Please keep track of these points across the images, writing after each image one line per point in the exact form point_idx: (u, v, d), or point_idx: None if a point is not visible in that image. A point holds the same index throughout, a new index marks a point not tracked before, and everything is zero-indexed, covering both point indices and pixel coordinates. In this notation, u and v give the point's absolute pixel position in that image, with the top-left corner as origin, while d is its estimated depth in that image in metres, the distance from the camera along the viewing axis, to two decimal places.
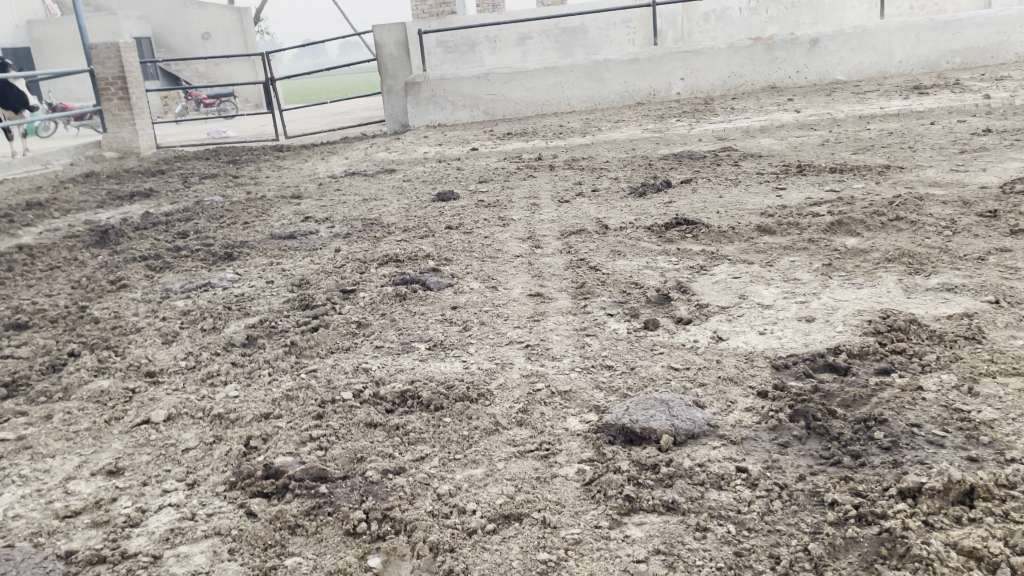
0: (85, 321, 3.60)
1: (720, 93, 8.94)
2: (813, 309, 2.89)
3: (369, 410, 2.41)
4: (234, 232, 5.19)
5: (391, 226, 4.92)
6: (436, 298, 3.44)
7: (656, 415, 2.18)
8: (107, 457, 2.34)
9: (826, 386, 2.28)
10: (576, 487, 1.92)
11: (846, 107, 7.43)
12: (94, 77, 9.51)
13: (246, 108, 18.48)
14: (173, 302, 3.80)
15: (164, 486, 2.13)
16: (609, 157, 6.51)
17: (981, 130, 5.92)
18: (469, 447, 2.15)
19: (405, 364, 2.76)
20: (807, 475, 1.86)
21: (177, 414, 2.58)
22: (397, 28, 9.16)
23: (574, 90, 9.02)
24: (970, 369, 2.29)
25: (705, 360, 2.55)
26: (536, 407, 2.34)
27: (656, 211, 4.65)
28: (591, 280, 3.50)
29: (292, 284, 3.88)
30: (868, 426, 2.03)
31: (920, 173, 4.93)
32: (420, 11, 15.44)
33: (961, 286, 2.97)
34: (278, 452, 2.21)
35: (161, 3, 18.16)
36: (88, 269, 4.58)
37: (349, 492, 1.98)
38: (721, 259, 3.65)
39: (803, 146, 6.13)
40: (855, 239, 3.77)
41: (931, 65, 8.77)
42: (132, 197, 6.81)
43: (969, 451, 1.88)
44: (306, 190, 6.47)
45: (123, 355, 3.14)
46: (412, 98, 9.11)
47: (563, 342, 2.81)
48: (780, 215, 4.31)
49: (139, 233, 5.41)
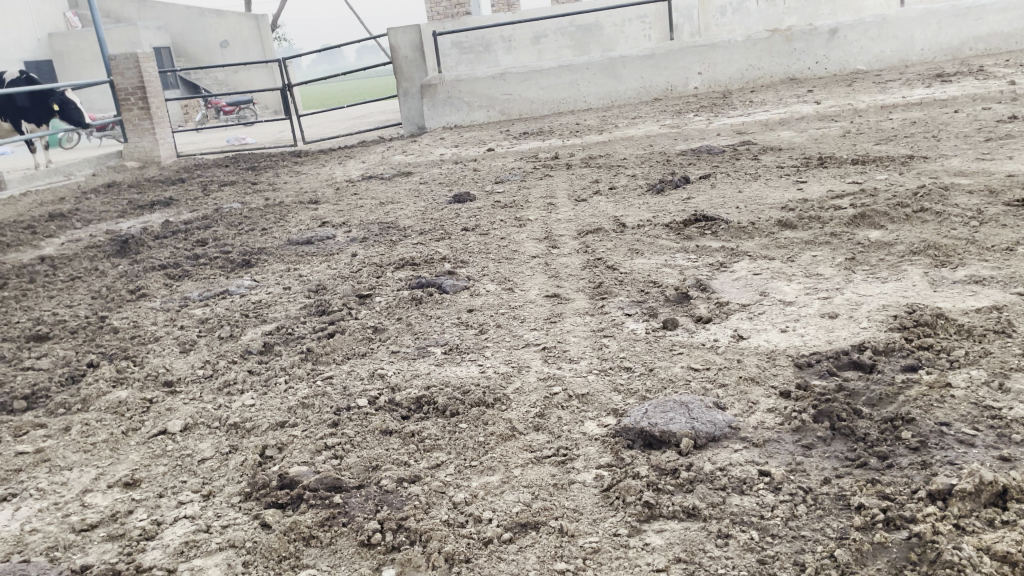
0: (105, 332, 3.61)
1: (739, 86, 8.84)
2: (837, 305, 2.83)
3: (384, 417, 2.38)
4: (252, 239, 5.20)
5: (408, 229, 4.90)
6: (452, 301, 3.41)
7: (676, 417, 2.13)
8: (123, 468, 2.33)
9: (851, 384, 2.22)
10: (594, 494, 1.88)
11: (868, 97, 7.31)
12: (114, 88, 9.59)
13: (265, 113, 18.59)
14: (191, 311, 3.81)
15: (179, 498, 2.11)
16: (626, 154, 6.45)
17: (1006, 117, 5.80)
18: (485, 454, 2.12)
19: (421, 368, 2.74)
20: (833, 478, 1.81)
21: (194, 424, 2.57)
22: (411, 31, 9.15)
23: (591, 87, 8.96)
24: (1000, 365, 2.22)
25: (725, 359, 2.49)
26: (553, 411, 2.30)
27: (675, 208, 4.59)
28: (609, 279, 3.45)
29: (309, 289, 3.87)
30: (895, 425, 1.97)
31: (944, 162, 4.83)
32: (436, 12, 15.44)
33: (989, 278, 2.89)
34: (293, 462, 2.19)
35: (180, 12, 18.33)
36: (108, 279, 4.61)
37: (364, 501, 1.95)
38: (741, 255, 3.59)
39: (824, 138, 6.04)
40: (878, 231, 3.69)
41: (953, 53, 8.63)
42: (152, 206, 6.85)
43: (1001, 451, 1.81)
44: (324, 195, 6.48)
45: (142, 365, 3.14)
46: (428, 99, 9.10)
47: (581, 344, 2.77)
48: (800, 208, 4.23)
49: (159, 241, 5.44)
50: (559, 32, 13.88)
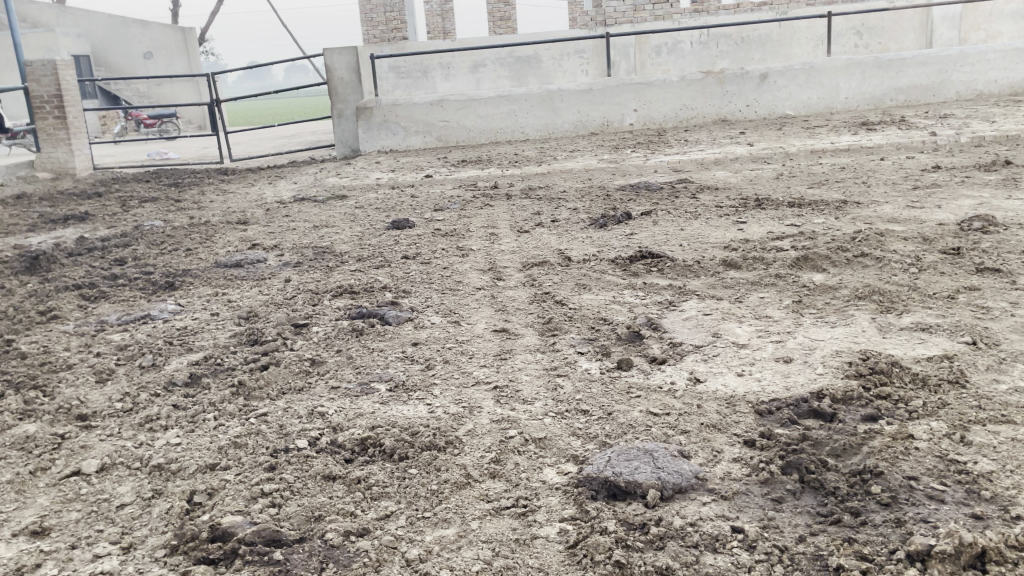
0: (11, 356, 3.31)
1: (672, 125, 8.96)
2: (790, 349, 2.80)
3: (326, 460, 2.21)
4: (176, 260, 4.91)
5: (344, 254, 4.72)
6: (395, 334, 3.25)
7: (641, 467, 2.04)
8: (30, 515, 2.09)
9: (814, 433, 2.16)
10: (559, 551, 1.76)
11: (798, 141, 7.50)
12: (28, 95, 9.08)
13: (189, 128, 18.03)
14: (109, 336, 3.54)
15: (95, 550, 1.89)
16: (565, 186, 6.41)
17: (930, 166, 6.02)
18: (439, 504, 1.98)
19: (365, 407, 2.57)
20: (808, 536, 1.74)
21: (112, 464, 2.34)
22: (348, 52, 8.97)
23: (529, 119, 8.97)
24: (959, 417, 2.21)
25: (684, 404, 2.42)
26: (510, 457, 2.18)
27: (619, 243, 4.57)
28: (558, 315, 3.36)
29: (239, 316, 3.65)
30: (865, 479, 1.92)
31: (877, 209, 4.93)
32: (371, 35, 15.25)
33: (935, 326, 2.92)
34: (226, 509, 2.00)
35: (102, 21, 17.68)
36: (15, 299, 4.27)
37: (308, 558, 1.78)
38: (689, 294, 3.55)
39: (758, 180, 6.14)
40: (822, 275, 3.72)
41: (876, 102, 8.97)
42: (66, 221, 6.45)
43: (972, 508, 1.78)
44: (253, 215, 6.23)
45: (53, 396, 2.88)
46: (363, 122, 8.93)
47: (534, 383, 2.66)
48: (743, 249, 4.24)
49: (72, 260, 5.09)
50: (497, 63, 13.96)
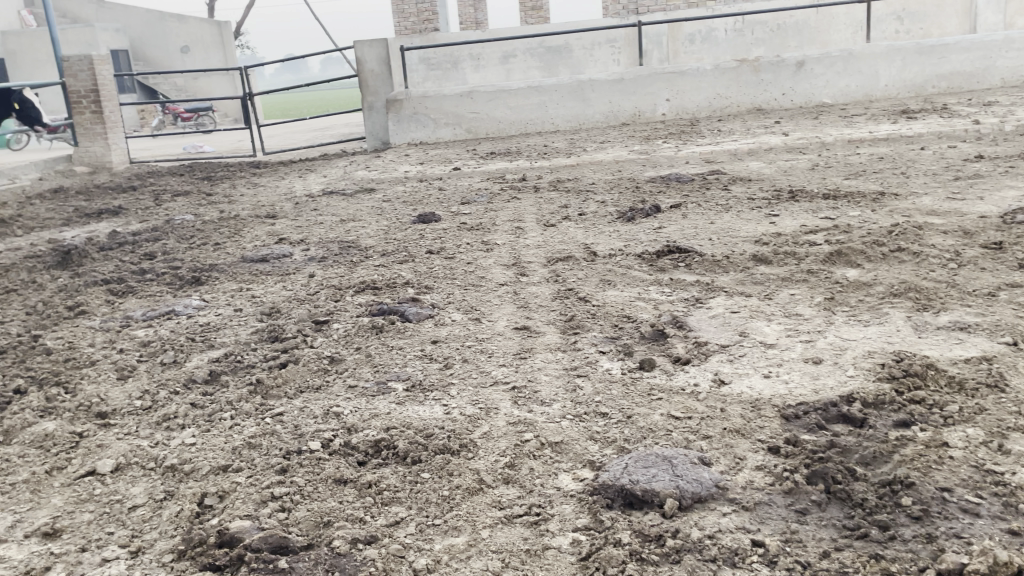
0: (38, 352, 3.33)
1: (705, 115, 8.78)
2: (820, 349, 2.70)
3: (339, 463, 2.18)
4: (203, 254, 4.93)
5: (369, 249, 4.69)
6: (415, 331, 3.21)
7: (659, 474, 1.97)
8: (43, 515, 2.09)
9: (842, 440, 2.07)
10: (571, 563, 1.70)
11: (835, 130, 7.31)
12: (65, 90, 9.22)
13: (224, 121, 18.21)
14: (133, 332, 3.55)
15: (104, 554, 1.88)
16: (595, 178, 6.33)
17: (973, 156, 5.81)
18: (449, 511, 1.93)
19: (381, 407, 2.53)
20: (833, 551, 1.66)
21: (127, 464, 2.33)
22: (379, 44, 8.96)
23: (559, 109, 8.87)
24: (996, 424, 2.10)
25: (707, 407, 2.34)
26: (524, 461, 2.12)
27: (646, 237, 4.47)
28: (581, 312, 3.29)
29: (262, 312, 3.64)
30: (895, 490, 1.82)
31: (915, 201, 4.76)
32: (402, 27, 15.26)
33: (974, 326, 2.79)
34: (234, 514, 1.97)
35: (140, 16, 17.91)
36: (46, 293, 4.31)
37: (314, 566, 1.75)
38: (716, 291, 3.45)
39: (792, 171, 5.97)
40: (856, 271, 3.59)
41: (917, 89, 8.71)
42: (100, 215, 6.53)
43: (1009, 523, 1.68)
44: (282, 209, 6.24)
45: (74, 393, 2.88)
46: (392, 114, 8.92)
47: (553, 384, 2.59)
48: (774, 243, 4.12)
49: (104, 254, 5.15)
50: (528, 53, 13.88)
